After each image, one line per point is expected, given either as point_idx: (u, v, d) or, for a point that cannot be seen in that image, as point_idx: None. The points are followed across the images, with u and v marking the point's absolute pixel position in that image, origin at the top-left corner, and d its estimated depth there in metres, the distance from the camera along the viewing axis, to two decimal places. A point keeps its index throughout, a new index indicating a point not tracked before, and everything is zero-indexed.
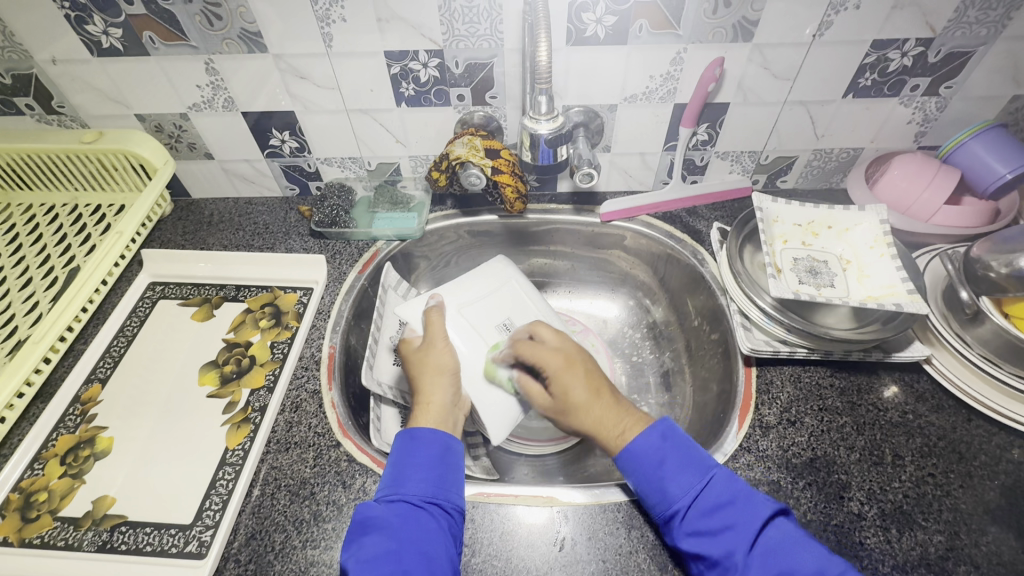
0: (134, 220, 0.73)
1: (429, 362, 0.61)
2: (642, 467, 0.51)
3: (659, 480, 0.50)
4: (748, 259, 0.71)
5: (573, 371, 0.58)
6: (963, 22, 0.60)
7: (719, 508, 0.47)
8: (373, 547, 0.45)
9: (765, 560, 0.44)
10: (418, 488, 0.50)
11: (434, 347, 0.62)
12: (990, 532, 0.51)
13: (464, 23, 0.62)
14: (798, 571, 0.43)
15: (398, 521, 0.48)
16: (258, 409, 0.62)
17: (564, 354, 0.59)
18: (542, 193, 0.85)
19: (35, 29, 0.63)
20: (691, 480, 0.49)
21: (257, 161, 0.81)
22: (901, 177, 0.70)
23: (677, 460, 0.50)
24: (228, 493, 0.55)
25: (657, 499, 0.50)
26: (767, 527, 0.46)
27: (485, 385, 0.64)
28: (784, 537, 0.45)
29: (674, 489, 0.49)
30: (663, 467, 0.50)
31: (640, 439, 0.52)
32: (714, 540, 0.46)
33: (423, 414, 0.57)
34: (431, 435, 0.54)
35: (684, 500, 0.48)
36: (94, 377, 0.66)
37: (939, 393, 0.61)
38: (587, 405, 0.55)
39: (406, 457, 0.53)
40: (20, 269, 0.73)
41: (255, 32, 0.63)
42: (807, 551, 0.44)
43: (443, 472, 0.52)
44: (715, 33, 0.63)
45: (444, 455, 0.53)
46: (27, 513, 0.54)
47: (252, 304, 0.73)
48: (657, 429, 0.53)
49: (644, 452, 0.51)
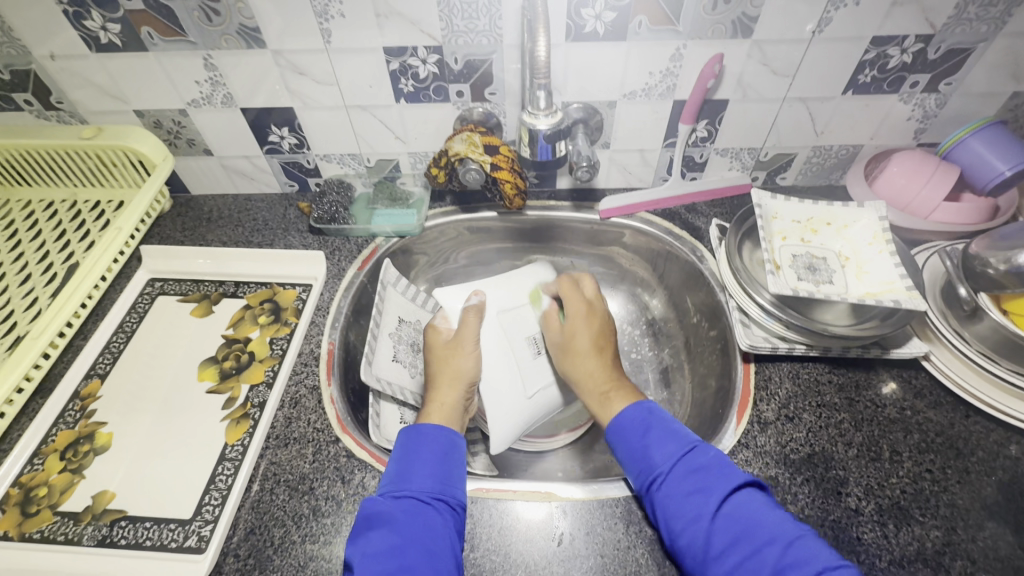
0: (134, 216, 0.73)
1: (450, 365, 0.64)
2: (628, 434, 0.54)
3: (643, 444, 0.52)
4: (747, 256, 0.71)
5: (589, 324, 0.66)
6: (962, 19, 0.60)
7: (695, 472, 0.49)
8: (379, 541, 0.46)
9: (730, 523, 0.45)
10: (424, 483, 0.50)
11: (460, 350, 0.65)
12: (987, 527, 0.51)
13: (463, 19, 0.62)
14: (762, 533, 0.44)
15: (404, 517, 0.48)
16: (257, 405, 0.62)
17: (588, 307, 0.68)
18: (542, 190, 0.85)
19: (33, 24, 0.63)
20: (672, 446, 0.51)
21: (256, 158, 0.81)
22: (900, 175, 0.70)
23: (660, 430, 0.53)
24: (227, 489, 0.55)
25: (639, 465, 0.52)
26: (736, 494, 0.47)
27: (504, 389, 0.68)
28: (755, 501, 0.46)
29: (656, 455, 0.51)
30: (647, 435, 0.53)
31: (627, 409, 0.56)
32: (685, 501, 0.47)
33: (432, 414, 0.59)
34: (434, 433, 0.55)
35: (665, 464, 0.50)
36: (94, 373, 0.66)
37: (938, 389, 0.61)
38: (586, 355, 0.64)
39: (411, 453, 0.53)
40: (20, 264, 0.73)
41: (253, 27, 0.63)
42: (773, 515, 0.45)
43: (448, 469, 0.53)
44: (714, 29, 0.62)
45: (447, 453, 0.54)
46: (28, 507, 0.55)
47: (251, 300, 0.73)
48: (642, 406, 0.56)
49: (630, 421, 0.55)
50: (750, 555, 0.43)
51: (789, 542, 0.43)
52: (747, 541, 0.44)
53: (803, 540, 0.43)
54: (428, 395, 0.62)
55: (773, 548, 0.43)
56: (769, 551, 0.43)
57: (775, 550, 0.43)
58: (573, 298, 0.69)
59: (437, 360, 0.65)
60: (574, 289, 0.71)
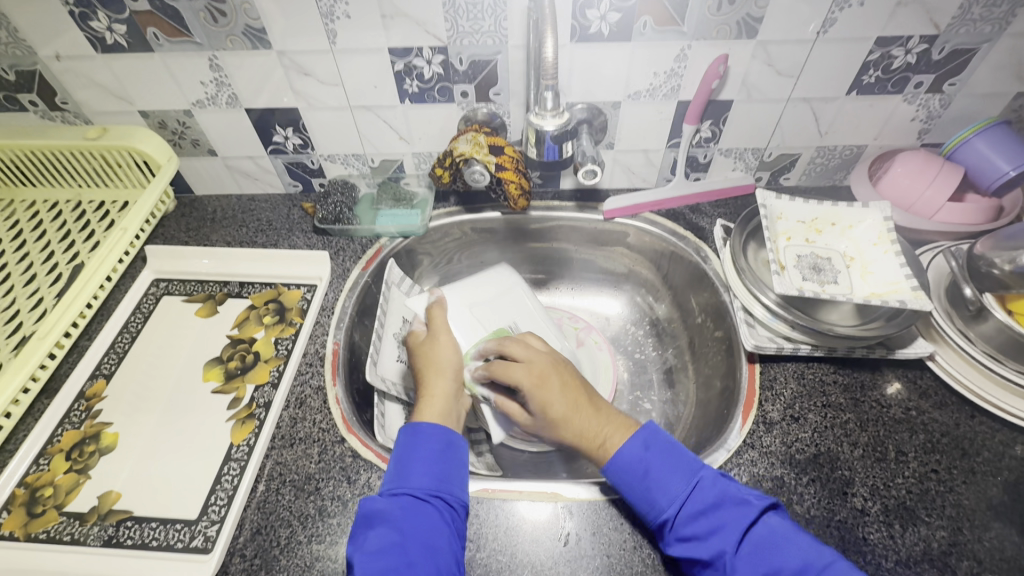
0: (139, 217, 0.73)
1: (433, 360, 0.62)
2: (628, 477, 0.51)
3: (645, 488, 0.50)
4: (752, 256, 0.71)
5: (548, 387, 0.58)
6: (967, 19, 0.61)
7: (705, 512, 0.48)
8: (378, 539, 0.46)
9: (755, 557, 0.45)
10: (423, 481, 0.50)
11: (439, 343, 0.64)
12: (993, 528, 0.51)
13: (468, 20, 0.62)
14: (789, 566, 0.44)
15: (403, 514, 0.48)
16: (262, 405, 0.62)
17: (538, 370, 0.59)
18: (546, 190, 0.85)
19: (39, 25, 0.63)
20: (675, 488, 0.49)
21: (261, 158, 0.81)
22: (904, 175, 0.69)
23: (661, 469, 0.51)
24: (233, 489, 0.55)
25: (646, 509, 0.50)
26: (754, 526, 0.46)
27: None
28: (775, 530, 0.46)
29: (660, 499, 0.49)
30: (647, 478, 0.51)
31: (625, 448, 0.53)
32: (701, 545, 0.46)
33: (425, 410, 0.57)
34: (433, 431, 0.54)
35: (672, 508, 0.49)
36: (99, 373, 0.66)
37: (943, 389, 0.61)
38: (569, 418, 0.56)
39: (410, 451, 0.52)
40: (25, 265, 0.73)
41: (258, 28, 0.63)
42: (797, 542, 0.45)
43: (448, 466, 0.52)
44: (718, 30, 0.63)
45: (446, 450, 0.53)
46: (34, 508, 0.55)
47: (256, 300, 0.73)
48: (639, 437, 0.54)
49: (628, 462, 0.52)
50: None
51: (819, 569, 0.43)
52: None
53: (836, 566, 0.43)
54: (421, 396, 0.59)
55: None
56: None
57: None
58: (514, 372, 0.58)
59: (419, 356, 0.64)
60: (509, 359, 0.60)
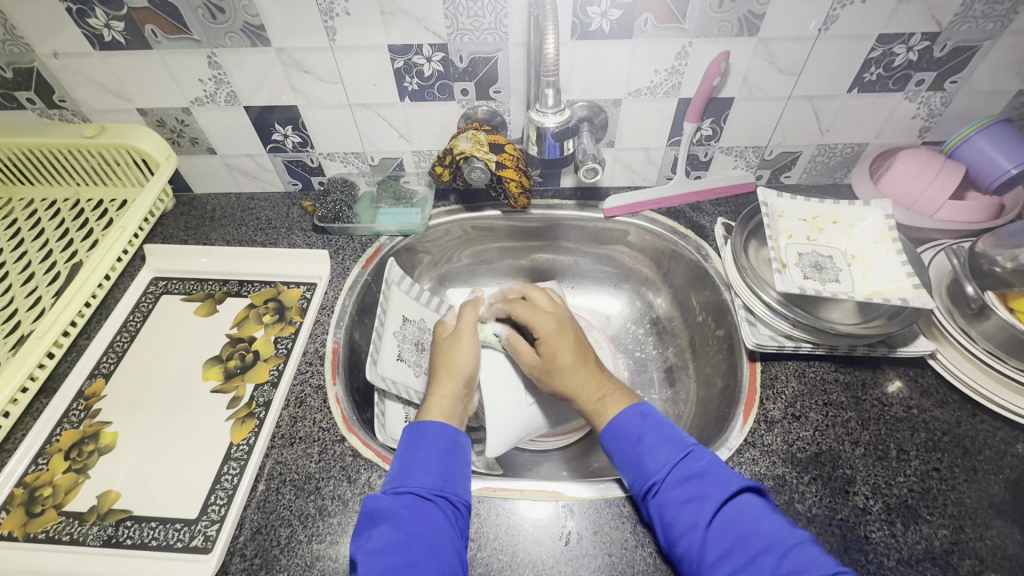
0: (137, 215, 0.73)
1: (450, 363, 0.62)
2: (622, 439, 0.53)
3: (637, 454, 0.52)
4: (753, 254, 0.71)
5: (564, 336, 0.63)
6: (969, 16, 0.60)
7: (690, 480, 0.49)
8: (381, 538, 0.45)
9: (725, 530, 0.45)
10: (427, 480, 0.50)
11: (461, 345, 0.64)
12: (995, 526, 0.51)
13: (469, 17, 0.62)
14: (757, 541, 0.44)
15: (406, 513, 0.48)
16: (262, 404, 0.62)
17: (556, 320, 0.64)
18: (546, 189, 0.85)
19: (37, 23, 0.63)
20: (666, 454, 0.51)
21: (260, 156, 0.81)
22: (906, 173, 0.69)
23: (654, 436, 0.52)
24: (233, 488, 0.55)
25: (635, 474, 0.51)
26: (731, 501, 0.47)
27: (502, 392, 0.67)
28: (751, 507, 0.46)
29: (650, 463, 0.51)
30: (641, 442, 0.52)
31: (624, 414, 0.55)
32: (681, 510, 0.47)
33: (432, 410, 0.58)
34: (437, 429, 0.55)
35: (661, 472, 0.50)
36: (98, 372, 0.66)
37: (945, 387, 0.61)
38: (574, 369, 0.60)
39: (413, 450, 0.53)
40: (23, 263, 0.73)
41: (258, 25, 0.63)
42: (770, 522, 0.45)
43: (451, 466, 0.52)
44: (720, 27, 0.62)
45: (450, 450, 0.54)
46: (32, 508, 0.54)
47: (255, 299, 0.73)
48: (636, 408, 0.55)
49: (625, 425, 0.54)
50: (745, 564, 0.43)
51: (784, 550, 0.42)
52: (742, 550, 0.44)
53: (801, 548, 0.42)
54: (428, 395, 0.60)
55: (767, 558, 0.42)
56: (763, 560, 0.43)
57: (770, 559, 0.42)
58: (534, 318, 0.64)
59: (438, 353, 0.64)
60: (530, 308, 0.66)
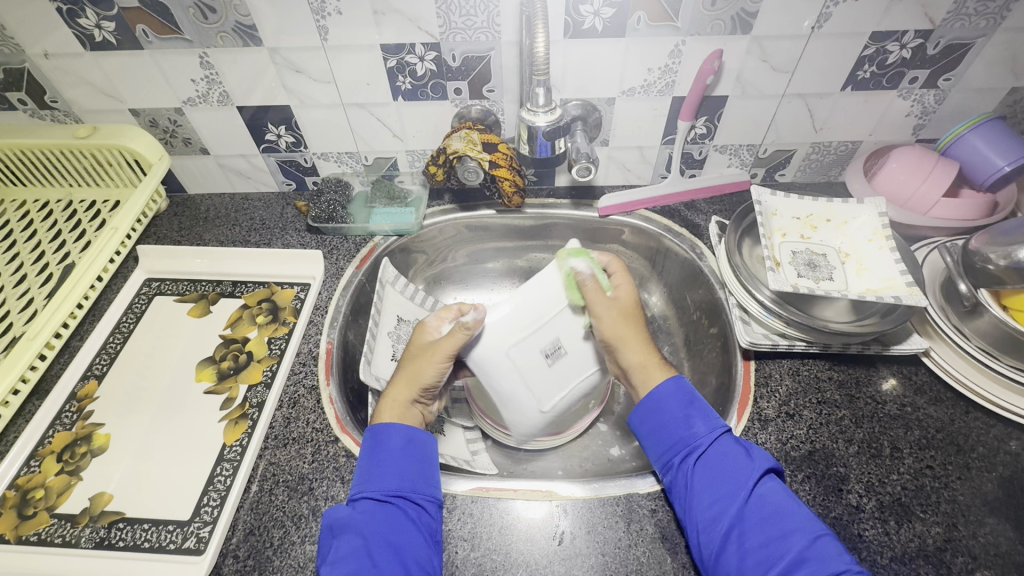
0: (130, 215, 0.73)
1: (410, 366, 0.60)
2: (672, 404, 0.54)
3: (685, 418, 0.53)
4: (747, 253, 0.70)
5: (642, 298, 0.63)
6: (961, 14, 0.60)
7: (733, 453, 0.50)
8: (343, 545, 0.46)
9: (761, 506, 0.47)
10: (385, 482, 0.50)
11: (424, 354, 0.59)
12: (988, 523, 0.51)
13: (461, 16, 0.62)
14: (790, 520, 0.45)
15: (365, 517, 0.48)
16: (255, 405, 0.62)
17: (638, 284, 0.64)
18: (540, 188, 0.85)
19: (27, 23, 0.63)
20: (713, 423, 0.52)
21: (253, 157, 0.81)
22: (898, 171, 0.69)
23: (701, 407, 0.54)
24: (226, 490, 0.55)
25: (677, 436, 0.52)
26: (767, 480, 0.48)
27: (503, 323, 0.63)
28: (782, 491, 0.48)
29: (697, 428, 0.52)
30: (691, 407, 0.53)
31: (665, 383, 0.55)
32: (722, 476, 0.48)
33: (386, 410, 0.57)
34: (393, 430, 0.54)
35: (708, 438, 0.51)
36: (90, 374, 0.65)
37: (938, 385, 0.61)
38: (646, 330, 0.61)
39: (373, 453, 0.53)
40: (15, 265, 0.73)
41: (249, 25, 0.63)
42: (800, 508, 0.47)
43: (410, 465, 0.52)
44: (713, 25, 0.62)
45: (408, 448, 0.53)
46: (24, 510, 0.54)
47: (249, 300, 0.73)
48: (683, 379, 0.56)
49: (676, 393, 0.55)
50: (776, 538, 0.44)
51: (816, 534, 0.44)
52: (775, 525, 0.45)
53: (828, 537, 0.44)
54: (388, 387, 0.60)
55: (800, 537, 0.44)
56: (794, 538, 0.44)
57: (802, 538, 0.44)
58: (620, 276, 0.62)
59: (411, 354, 0.61)
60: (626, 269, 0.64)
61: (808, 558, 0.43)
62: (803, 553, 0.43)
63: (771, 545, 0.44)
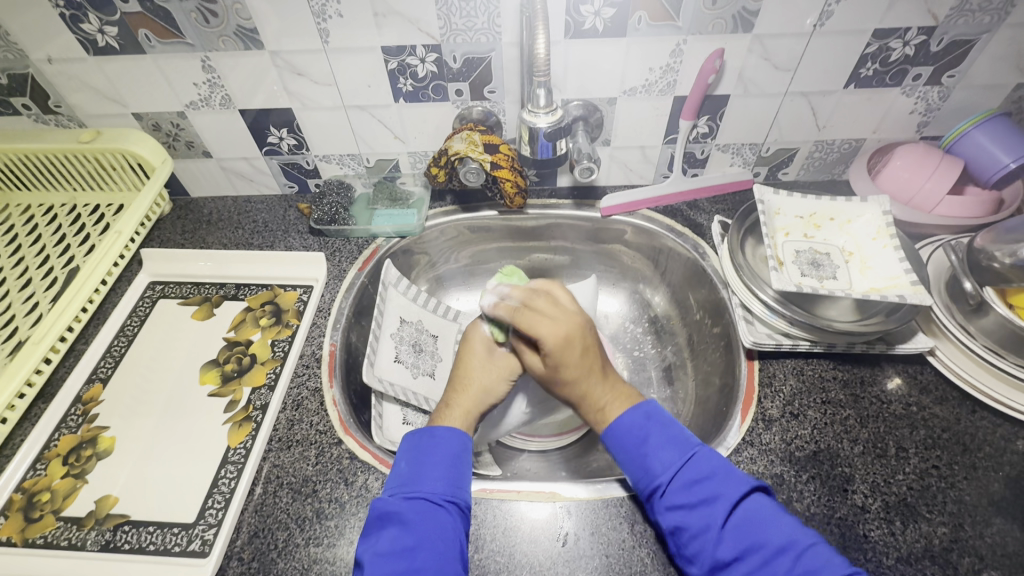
0: (134, 219, 0.73)
1: (480, 380, 0.60)
2: (626, 442, 0.52)
3: (642, 456, 0.51)
4: (749, 252, 0.70)
5: (571, 351, 0.55)
6: (965, 10, 0.60)
7: (698, 483, 0.48)
8: (390, 541, 0.45)
9: (738, 534, 0.45)
10: (437, 486, 0.49)
11: (493, 370, 0.60)
12: (995, 523, 0.50)
13: (462, 17, 0.61)
14: (771, 543, 0.44)
15: (415, 518, 0.47)
16: (259, 407, 0.62)
17: (563, 330, 0.56)
18: (543, 188, 0.85)
19: (30, 29, 0.63)
20: (675, 455, 0.50)
21: (256, 159, 0.81)
22: (903, 168, 0.69)
23: (659, 436, 0.51)
24: (230, 492, 0.55)
25: (640, 475, 0.50)
26: (743, 502, 0.46)
27: None
28: (761, 509, 0.46)
29: (656, 465, 0.50)
30: (646, 444, 0.51)
31: (627, 416, 0.53)
32: (690, 514, 0.46)
33: (447, 414, 0.57)
34: (449, 434, 0.53)
35: (667, 475, 0.49)
36: (95, 377, 0.66)
37: (943, 384, 0.61)
38: (581, 381, 0.56)
39: (423, 455, 0.52)
40: (20, 269, 0.73)
41: (251, 28, 0.63)
42: (781, 522, 0.45)
43: (461, 472, 0.52)
44: (714, 24, 0.62)
45: (460, 455, 0.53)
46: (30, 513, 0.54)
47: (252, 302, 0.73)
48: (640, 408, 0.54)
49: (627, 429, 0.52)
50: (761, 566, 0.43)
51: (800, 550, 0.43)
52: (757, 550, 0.44)
53: (814, 550, 0.43)
54: (449, 398, 0.59)
55: (785, 557, 0.43)
56: (780, 561, 0.43)
57: (788, 560, 0.42)
58: (539, 327, 0.56)
59: (467, 364, 0.61)
60: (533, 317, 0.57)
61: None
62: (792, 574, 0.42)
63: (758, 573, 0.43)
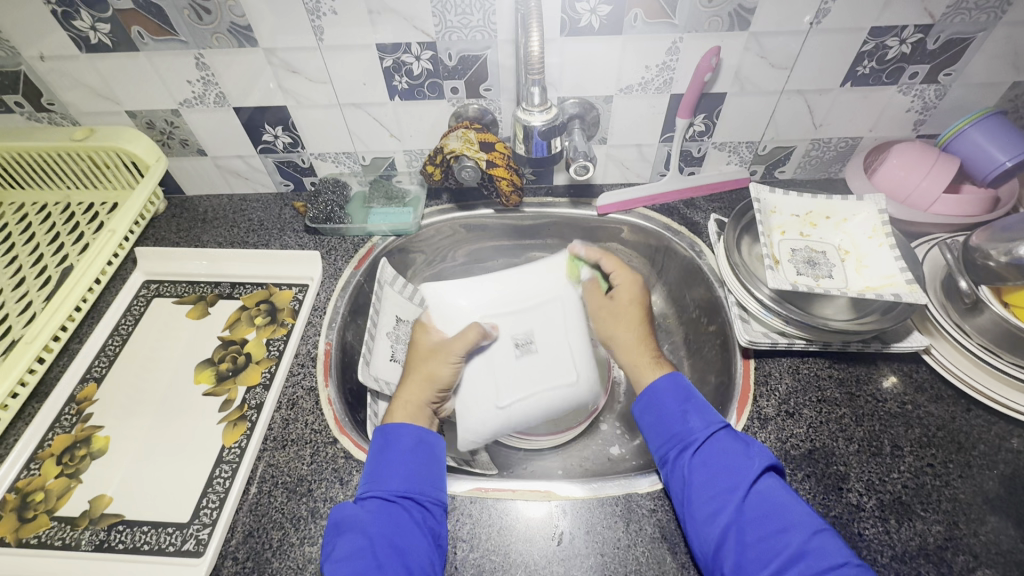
0: (127, 218, 0.73)
1: (424, 368, 0.64)
2: (668, 398, 0.57)
3: (681, 413, 0.55)
4: (746, 250, 0.70)
5: (638, 299, 0.69)
6: (962, 8, 0.60)
7: (730, 446, 0.52)
8: (346, 545, 0.46)
9: (759, 501, 0.48)
10: (394, 483, 0.51)
11: (437, 356, 0.66)
12: (989, 522, 0.51)
13: (457, 15, 0.61)
14: (790, 515, 0.46)
15: (371, 517, 0.49)
16: (254, 407, 0.62)
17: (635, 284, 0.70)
18: (539, 187, 0.85)
19: (21, 26, 0.62)
20: (710, 418, 0.54)
21: (251, 158, 0.81)
22: (899, 167, 0.69)
23: (699, 403, 0.56)
24: (225, 492, 0.55)
25: (675, 429, 0.54)
26: (768, 476, 0.50)
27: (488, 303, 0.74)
28: (783, 488, 0.49)
29: (694, 422, 0.54)
30: (689, 402, 0.56)
31: (668, 377, 0.58)
32: (719, 469, 0.50)
33: (397, 411, 0.60)
34: (409, 430, 0.56)
35: (704, 431, 0.53)
36: (90, 376, 0.66)
37: (939, 382, 0.61)
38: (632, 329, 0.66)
39: (382, 454, 0.54)
40: (13, 268, 0.73)
41: (244, 26, 0.62)
42: (800, 504, 0.48)
43: (418, 467, 0.53)
44: (710, 22, 0.62)
45: (417, 451, 0.55)
46: (24, 513, 0.54)
47: (247, 301, 0.73)
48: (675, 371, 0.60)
49: (669, 389, 0.57)
50: (777, 532, 0.46)
51: (817, 529, 0.46)
52: (775, 519, 0.47)
53: (827, 532, 0.46)
54: (400, 390, 0.63)
55: (801, 531, 0.45)
56: (794, 533, 0.45)
57: (803, 533, 0.45)
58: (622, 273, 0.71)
59: (415, 359, 0.66)
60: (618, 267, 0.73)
61: (808, 551, 0.44)
62: (804, 546, 0.44)
63: (771, 539, 0.46)
